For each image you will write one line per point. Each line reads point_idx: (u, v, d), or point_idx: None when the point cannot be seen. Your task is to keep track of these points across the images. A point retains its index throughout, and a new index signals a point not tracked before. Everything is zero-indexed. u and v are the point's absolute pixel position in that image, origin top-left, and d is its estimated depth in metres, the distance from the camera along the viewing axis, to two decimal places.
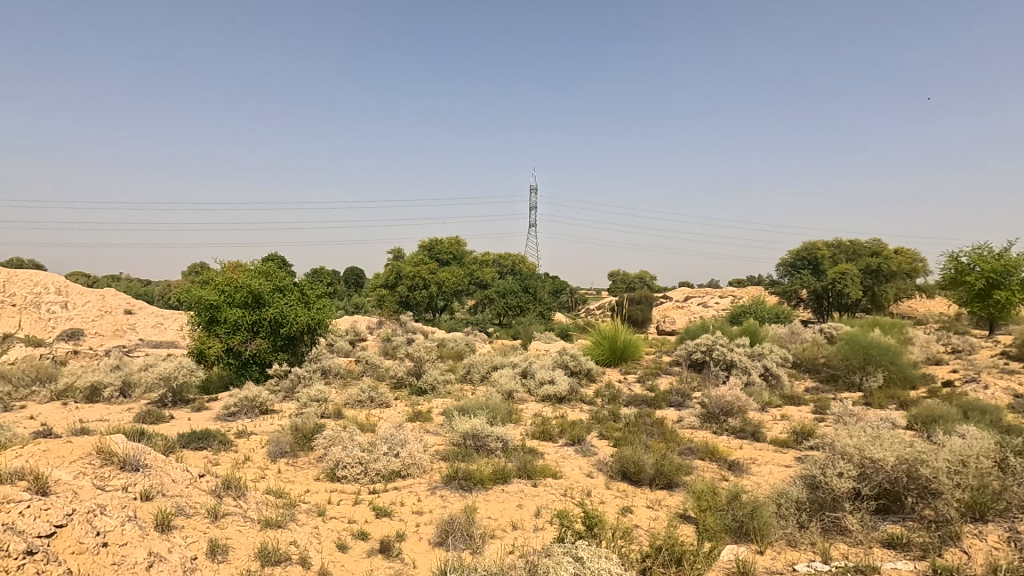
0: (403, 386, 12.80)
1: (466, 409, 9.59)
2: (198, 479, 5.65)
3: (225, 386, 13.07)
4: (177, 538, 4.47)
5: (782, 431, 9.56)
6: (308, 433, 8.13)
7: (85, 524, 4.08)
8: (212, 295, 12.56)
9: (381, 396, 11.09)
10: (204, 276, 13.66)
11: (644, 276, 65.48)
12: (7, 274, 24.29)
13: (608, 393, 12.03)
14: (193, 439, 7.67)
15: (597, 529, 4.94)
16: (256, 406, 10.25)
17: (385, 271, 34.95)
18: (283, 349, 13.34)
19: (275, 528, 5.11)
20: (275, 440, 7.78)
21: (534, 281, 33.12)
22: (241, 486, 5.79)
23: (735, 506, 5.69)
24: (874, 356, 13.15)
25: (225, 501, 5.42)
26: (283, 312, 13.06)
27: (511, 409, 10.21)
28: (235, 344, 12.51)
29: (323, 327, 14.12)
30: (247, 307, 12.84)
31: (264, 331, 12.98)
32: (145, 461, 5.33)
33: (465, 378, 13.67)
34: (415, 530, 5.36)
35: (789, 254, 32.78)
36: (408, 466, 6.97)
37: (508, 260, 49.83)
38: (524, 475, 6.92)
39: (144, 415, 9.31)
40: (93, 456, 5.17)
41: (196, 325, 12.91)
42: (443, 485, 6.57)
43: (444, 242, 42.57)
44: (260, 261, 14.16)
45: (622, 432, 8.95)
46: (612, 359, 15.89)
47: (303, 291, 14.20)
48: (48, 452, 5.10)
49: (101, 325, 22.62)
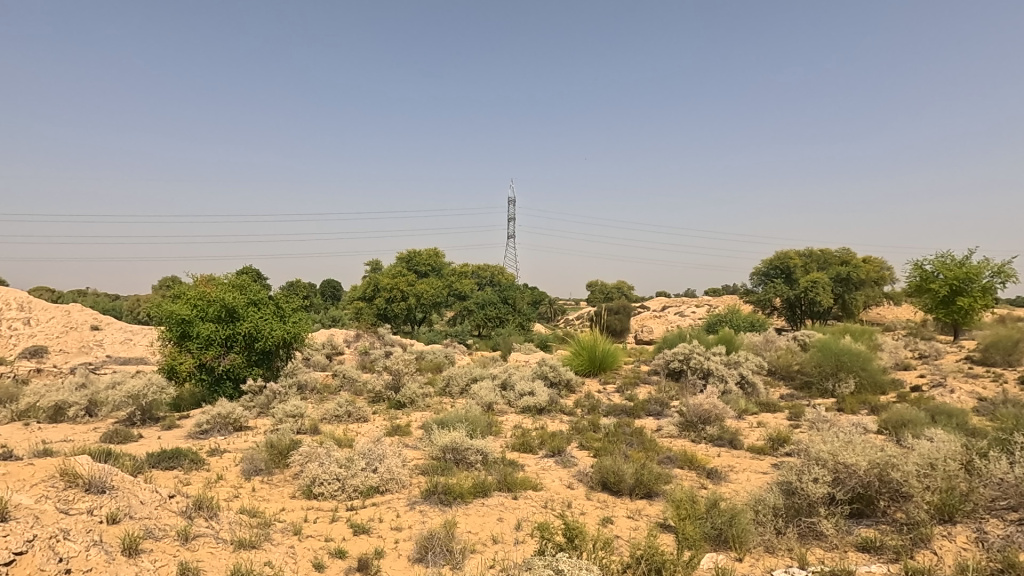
0: (381, 400, 12.61)
1: (445, 421, 9.52)
2: (168, 500, 5.47)
3: (197, 402, 12.72)
4: (146, 562, 4.31)
5: (759, 438, 9.68)
6: (283, 450, 7.95)
7: (46, 550, 3.91)
8: (185, 309, 12.29)
9: (359, 410, 10.90)
10: (176, 290, 13.33)
11: (621, 287, 65.78)
12: None
13: (587, 404, 12.05)
14: (163, 458, 7.44)
15: (577, 540, 4.94)
16: (229, 423, 9.99)
17: (363, 283, 34.63)
18: (258, 364, 13.08)
19: (248, 549, 4.97)
20: (250, 457, 7.59)
21: (513, 292, 33.12)
22: (214, 506, 5.63)
23: (713, 513, 5.72)
24: (845, 363, 13.47)
25: (196, 521, 5.26)
26: (258, 325, 12.82)
27: (491, 421, 10.13)
28: (208, 359, 12.22)
29: (299, 341, 13.89)
30: (220, 321, 12.58)
31: (238, 345, 12.70)
32: (112, 483, 5.15)
33: (444, 390, 13.57)
34: (394, 547, 5.27)
35: (763, 264, 33.44)
36: (386, 482, 6.87)
37: (487, 271, 49.81)
38: (504, 488, 6.86)
39: (111, 434, 9.01)
40: (57, 478, 4.97)
41: (167, 341, 12.59)
42: (423, 500, 6.48)
43: (422, 254, 42.26)
44: (234, 274, 13.88)
45: (601, 442, 8.96)
46: (590, 369, 15.95)
47: (278, 304, 13.96)
48: (8, 476, 4.90)
49: (66, 341, 21.83)
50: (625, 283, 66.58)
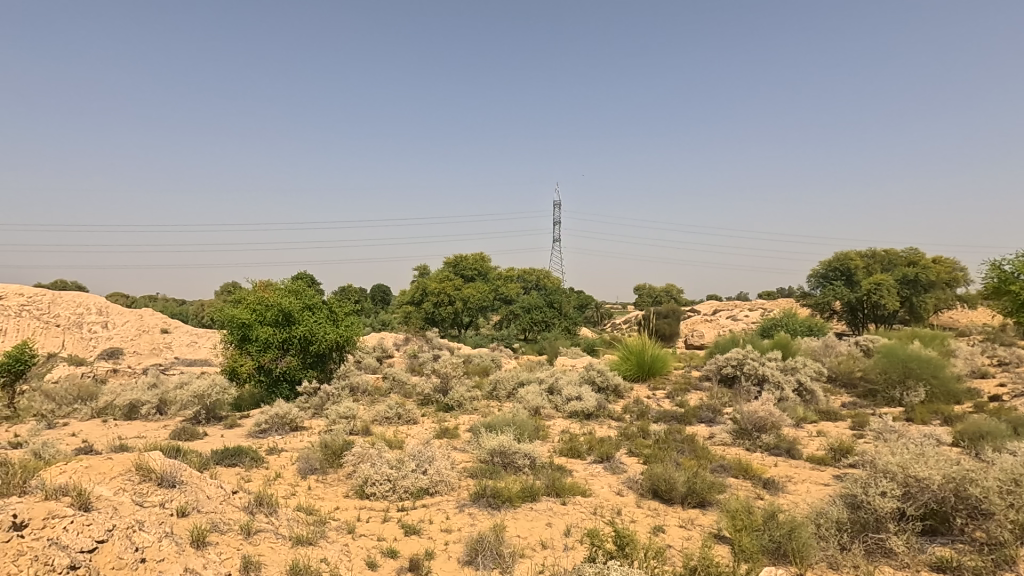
0: (430, 403, 12.78)
1: (493, 425, 9.57)
2: (231, 496, 5.75)
3: (257, 403, 13.27)
4: (212, 554, 4.53)
5: (819, 448, 9.25)
6: (337, 450, 8.18)
7: (124, 540, 4.16)
8: (245, 314, 12.86)
9: (408, 412, 11.12)
10: (236, 295, 13.97)
11: (670, 289, 64.49)
12: (51, 295, 24.14)
13: (636, 409, 11.84)
14: (226, 455, 7.81)
15: (628, 549, 4.87)
16: (286, 423, 10.40)
17: (412, 287, 35.60)
18: (313, 366, 13.57)
19: (306, 546, 5.13)
20: (306, 457, 7.87)
21: (559, 296, 32.99)
22: (273, 503, 5.87)
23: (771, 525, 5.50)
24: (914, 370, 12.69)
25: (257, 518, 5.49)
26: (312, 329, 13.27)
27: (538, 425, 10.10)
28: (266, 361, 12.77)
29: (351, 344, 14.30)
30: (278, 325, 13.09)
31: (294, 348, 13.19)
32: (181, 478, 5.45)
33: (491, 394, 13.64)
34: (444, 549, 5.34)
35: (821, 265, 31.92)
36: (436, 483, 6.96)
37: (533, 275, 49.85)
38: (553, 493, 6.83)
39: (179, 432, 9.54)
40: (132, 472, 5.30)
41: (229, 344, 13.21)
42: (472, 502, 6.53)
43: (469, 258, 42.65)
44: (290, 279, 14.42)
45: (651, 449, 8.78)
46: (639, 374, 15.67)
47: (331, 308, 14.39)
48: (90, 469, 5.26)
49: (139, 344, 23.31)
50: (674, 287, 65.19)
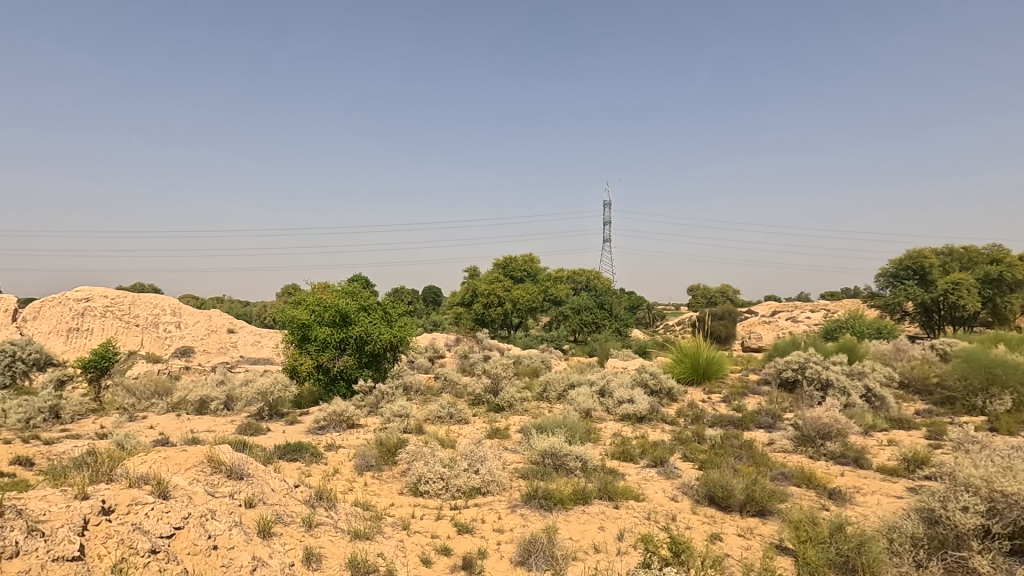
0: (480, 403, 12.90)
1: (544, 426, 9.56)
2: (294, 489, 6.01)
3: (315, 400, 13.79)
4: (277, 544, 4.74)
5: (890, 458, 8.72)
6: (391, 448, 8.40)
7: (198, 527, 4.42)
8: (305, 315, 13.39)
9: (460, 412, 11.27)
10: (297, 296, 14.56)
11: (725, 290, 62.51)
12: (131, 297, 25.41)
13: (691, 413, 11.53)
14: (288, 450, 8.17)
15: (684, 556, 4.75)
16: (343, 420, 10.77)
17: (463, 288, 36.09)
18: (368, 365, 13.98)
19: (363, 540, 5.29)
20: (362, 453, 8.13)
21: (610, 297, 32.59)
22: (332, 497, 6.09)
23: (838, 538, 5.23)
24: (998, 376, 11.77)
25: (318, 511, 5.71)
26: (368, 329, 13.66)
27: (590, 428, 10.01)
28: (324, 361, 13.26)
29: (404, 344, 14.64)
30: (335, 325, 13.56)
31: (351, 348, 13.62)
32: (249, 470, 5.75)
33: (542, 396, 13.63)
34: (497, 548, 5.38)
35: (891, 264, 30.09)
36: (488, 483, 7.03)
37: (583, 276, 49.50)
38: (605, 497, 6.75)
39: (245, 427, 10.05)
40: (205, 464, 5.62)
41: (290, 343, 13.81)
42: (523, 503, 6.55)
43: (518, 259, 42.79)
44: (346, 281, 14.90)
45: (707, 454, 8.53)
46: (693, 377, 15.25)
47: (385, 309, 14.78)
48: (168, 459, 5.63)
49: (208, 343, 24.72)
50: (730, 288, 63.14)
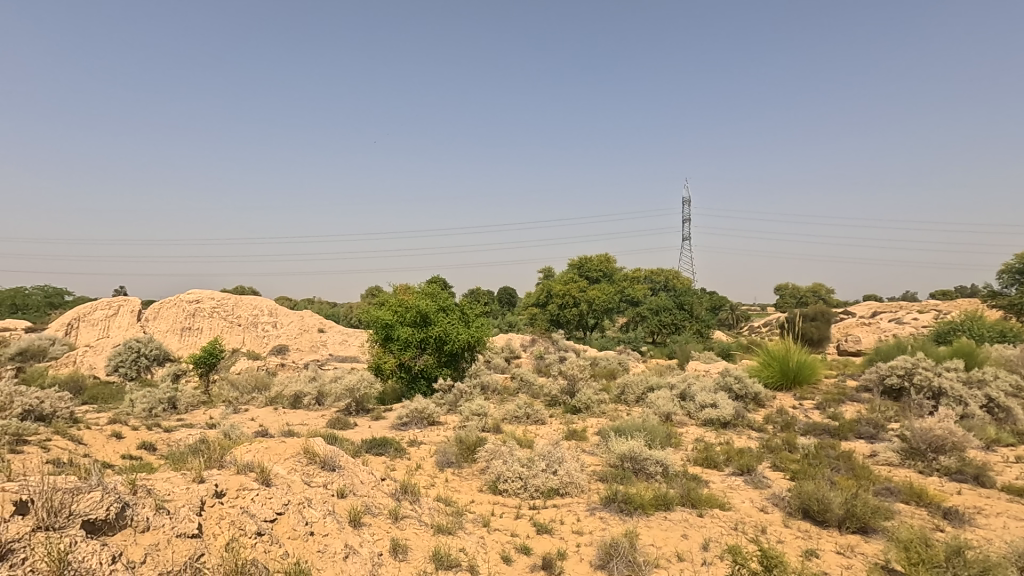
0: (557, 404, 12.86)
1: (622, 429, 9.39)
2: (381, 482, 6.30)
3: (398, 398, 14.36)
4: (366, 534, 4.99)
5: (1018, 477, 7.77)
6: (471, 446, 8.58)
7: (297, 513, 4.75)
8: (388, 315, 13.98)
9: (537, 413, 11.32)
10: (380, 298, 15.23)
11: (818, 289, 58.44)
12: (234, 300, 27.46)
13: (780, 420, 10.88)
14: (374, 444, 8.56)
15: (777, 570, 4.49)
16: (424, 417, 11.13)
17: (538, 289, 36.20)
18: (447, 364, 14.36)
19: (446, 534, 5.44)
20: (443, 450, 8.36)
21: (690, 298, 31.45)
22: (416, 492, 6.31)
23: (957, 563, 4.72)
24: None
25: (403, 504, 5.94)
26: (446, 329, 14.03)
27: (671, 432, 9.71)
28: (406, 359, 13.78)
29: (481, 344, 14.90)
30: (416, 325, 14.05)
31: (430, 348, 14.04)
32: (340, 463, 6.10)
33: (620, 398, 13.39)
34: (576, 550, 5.35)
35: (1016, 259, 26.86)
36: (566, 485, 7.00)
37: (661, 276, 48.15)
38: (688, 504, 6.52)
39: (335, 421, 10.64)
40: (301, 455, 6.03)
41: (375, 342, 14.47)
42: (603, 506, 6.46)
43: (594, 259, 42.30)
44: (425, 282, 15.40)
45: (800, 464, 8.02)
46: (782, 382, 14.38)
47: (463, 310, 15.12)
48: (269, 450, 6.08)
49: (301, 341, 26.45)
50: (823, 287, 58.97)
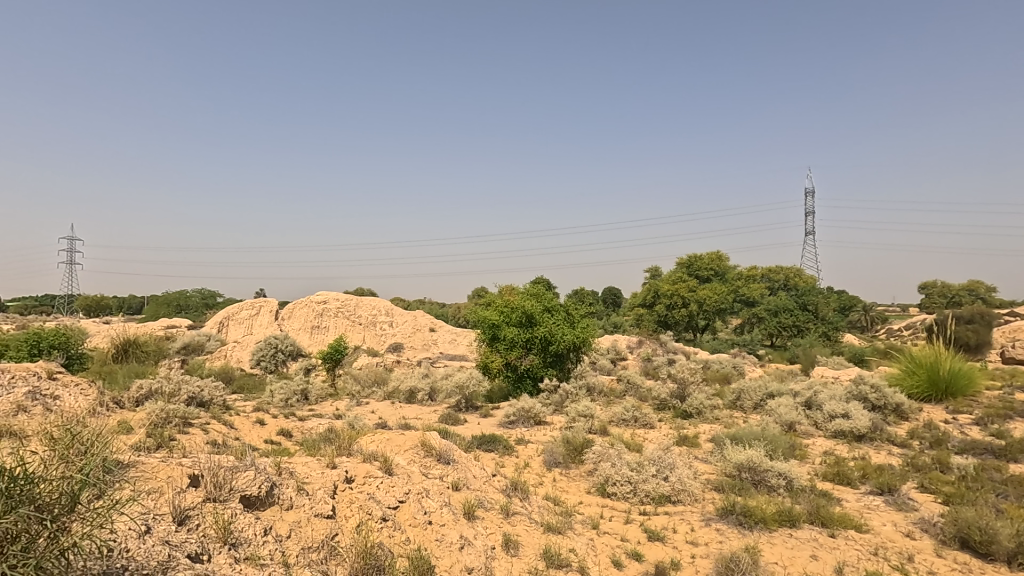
0: (667, 408, 12.40)
1: (740, 437, 8.85)
2: (492, 478, 6.50)
3: (505, 396, 14.69)
4: (480, 527, 5.17)
5: None
6: (578, 447, 8.56)
7: (417, 502, 5.04)
8: (494, 316, 14.37)
9: (645, 416, 11.01)
10: (487, 298, 15.68)
11: (974, 287, 50.94)
12: (356, 299, 29.84)
13: (928, 436, 9.63)
14: (484, 441, 8.84)
15: None
16: (531, 417, 11.28)
17: (644, 289, 35.18)
18: (552, 365, 14.44)
19: (556, 534, 5.47)
20: (550, 450, 8.42)
21: (815, 298, 28.85)
22: (526, 489, 6.43)
23: None
24: None
25: (514, 501, 6.08)
26: (552, 330, 14.13)
27: (794, 443, 8.99)
28: (512, 359, 14.06)
29: (587, 345, 14.81)
30: (522, 326, 14.28)
31: (536, 348, 14.20)
32: (454, 457, 6.38)
33: (735, 404, 12.63)
34: (691, 562, 5.13)
35: None
36: (678, 492, 6.75)
37: (780, 274, 44.68)
38: (817, 522, 5.99)
39: (447, 417, 11.14)
40: (419, 447, 6.39)
41: (482, 342, 14.92)
42: (719, 517, 6.14)
43: (704, 258, 40.27)
44: (530, 283, 15.61)
45: (954, 487, 7.05)
46: (930, 393, 12.72)
47: (568, 311, 15.12)
48: (390, 441, 6.52)
49: (414, 340, 27.98)
50: (981, 285, 51.28)
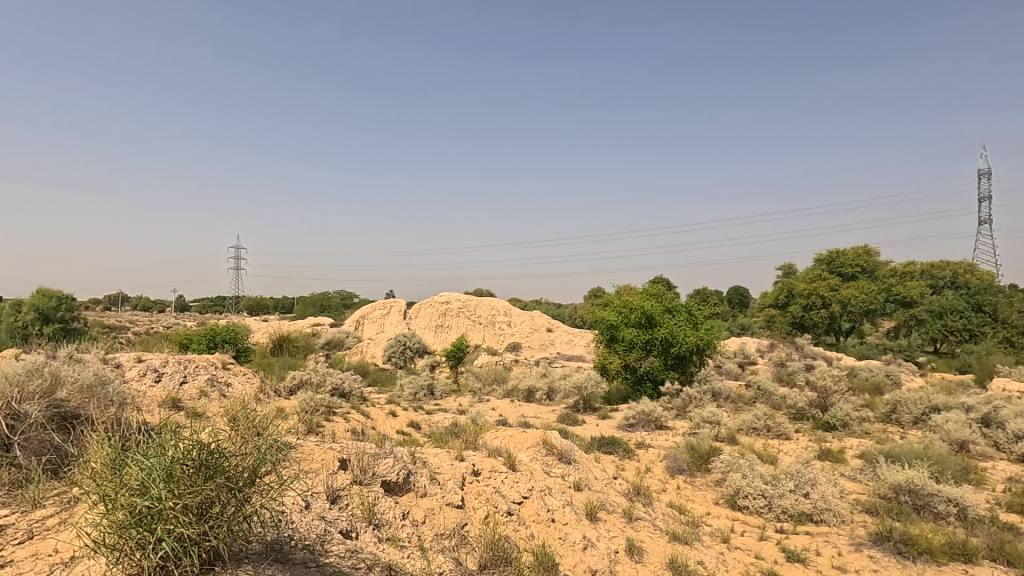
0: (804, 418, 11.34)
1: (896, 455, 7.84)
2: (614, 481, 6.41)
3: (624, 398, 14.39)
4: (603, 529, 5.12)
5: None
6: (704, 455, 8.14)
7: (540, 499, 5.12)
8: (612, 316, 14.15)
9: (779, 426, 10.17)
10: (605, 299, 15.50)
11: None
12: (476, 300, 31.04)
13: None
14: (604, 443, 8.74)
15: None
16: (652, 421, 10.94)
17: (775, 289, 32.50)
18: (674, 368, 13.85)
19: (682, 543, 5.25)
20: (674, 456, 8.09)
21: (992, 297, 24.66)
22: (649, 495, 6.25)
23: None
24: None
25: (637, 505, 5.94)
26: (673, 331, 13.57)
27: (968, 466, 7.76)
28: (631, 361, 13.73)
29: (712, 348, 14.01)
30: (641, 327, 13.89)
31: (656, 350, 13.73)
32: (575, 457, 6.39)
33: (889, 418, 11.21)
34: None
35: None
36: (821, 511, 6.15)
37: (945, 271, 38.82)
38: (1001, 559, 5.12)
39: (565, 417, 11.18)
40: (541, 445, 6.49)
41: (600, 342, 14.77)
42: (872, 543, 5.49)
43: (847, 253, 36.23)
44: (649, 283, 15.17)
45: None
46: None
47: (691, 311, 14.45)
48: (513, 438, 6.71)
49: (532, 339, 28.43)
50: None
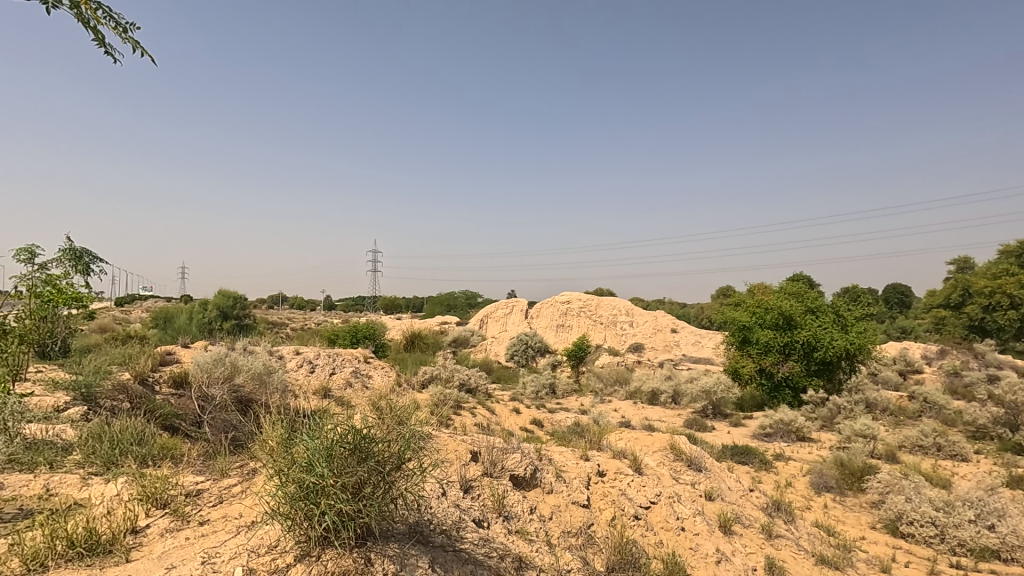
0: (987, 438, 9.69)
1: None
2: (749, 494, 6.00)
3: (759, 405, 13.37)
4: (738, 544, 4.81)
5: None
6: (856, 472, 7.30)
7: (669, 506, 4.94)
8: (745, 317, 13.24)
9: (953, 446, 8.80)
10: (736, 299, 14.56)
11: None
12: (598, 299, 30.77)
13: None
14: (737, 452, 8.20)
15: None
16: (792, 431, 10.04)
17: (946, 286, 28.12)
18: (818, 374, 12.48)
19: (832, 568, 4.76)
20: (819, 471, 7.35)
21: None
22: (791, 511, 5.75)
23: None
24: None
25: (777, 522, 5.50)
26: (817, 334, 12.25)
27: None
28: (767, 365, 12.70)
29: (865, 353, 12.43)
30: (779, 328, 12.81)
31: (797, 354, 12.54)
32: (706, 465, 6.07)
33: None
34: None
35: None
36: (1012, 548, 5.22)
37: None
38: None
39: (692, 422, 10.68)
40: (669, 450, 6.25)
41: (731, 345, 13.89)
42: None
43: None
44: (788, 281, 13.98)
45: None
46: None
47: (838, 312, 13.04)
48: (639, 441, 6.55)
49: (655, 340, 27.49)
50: None
